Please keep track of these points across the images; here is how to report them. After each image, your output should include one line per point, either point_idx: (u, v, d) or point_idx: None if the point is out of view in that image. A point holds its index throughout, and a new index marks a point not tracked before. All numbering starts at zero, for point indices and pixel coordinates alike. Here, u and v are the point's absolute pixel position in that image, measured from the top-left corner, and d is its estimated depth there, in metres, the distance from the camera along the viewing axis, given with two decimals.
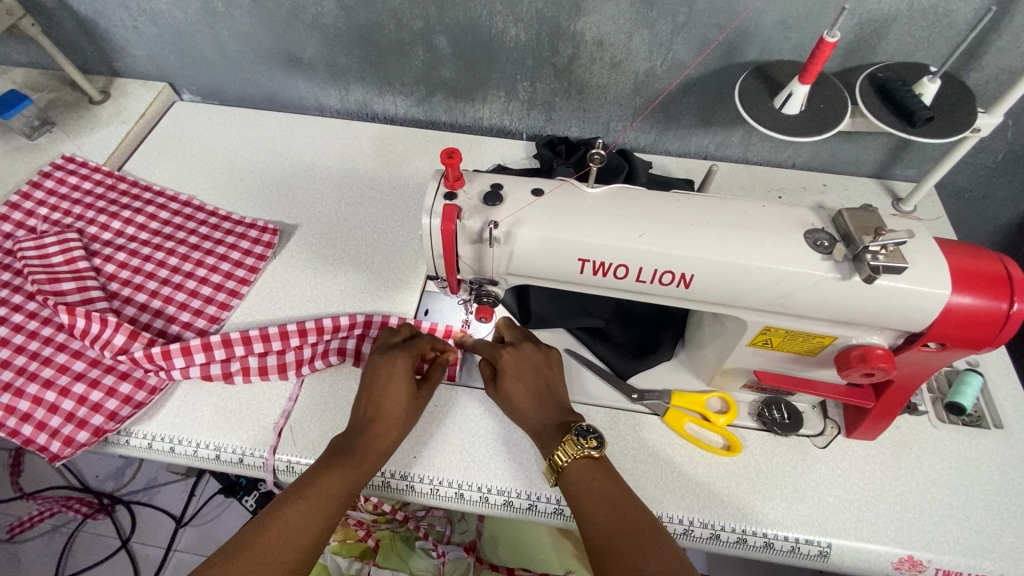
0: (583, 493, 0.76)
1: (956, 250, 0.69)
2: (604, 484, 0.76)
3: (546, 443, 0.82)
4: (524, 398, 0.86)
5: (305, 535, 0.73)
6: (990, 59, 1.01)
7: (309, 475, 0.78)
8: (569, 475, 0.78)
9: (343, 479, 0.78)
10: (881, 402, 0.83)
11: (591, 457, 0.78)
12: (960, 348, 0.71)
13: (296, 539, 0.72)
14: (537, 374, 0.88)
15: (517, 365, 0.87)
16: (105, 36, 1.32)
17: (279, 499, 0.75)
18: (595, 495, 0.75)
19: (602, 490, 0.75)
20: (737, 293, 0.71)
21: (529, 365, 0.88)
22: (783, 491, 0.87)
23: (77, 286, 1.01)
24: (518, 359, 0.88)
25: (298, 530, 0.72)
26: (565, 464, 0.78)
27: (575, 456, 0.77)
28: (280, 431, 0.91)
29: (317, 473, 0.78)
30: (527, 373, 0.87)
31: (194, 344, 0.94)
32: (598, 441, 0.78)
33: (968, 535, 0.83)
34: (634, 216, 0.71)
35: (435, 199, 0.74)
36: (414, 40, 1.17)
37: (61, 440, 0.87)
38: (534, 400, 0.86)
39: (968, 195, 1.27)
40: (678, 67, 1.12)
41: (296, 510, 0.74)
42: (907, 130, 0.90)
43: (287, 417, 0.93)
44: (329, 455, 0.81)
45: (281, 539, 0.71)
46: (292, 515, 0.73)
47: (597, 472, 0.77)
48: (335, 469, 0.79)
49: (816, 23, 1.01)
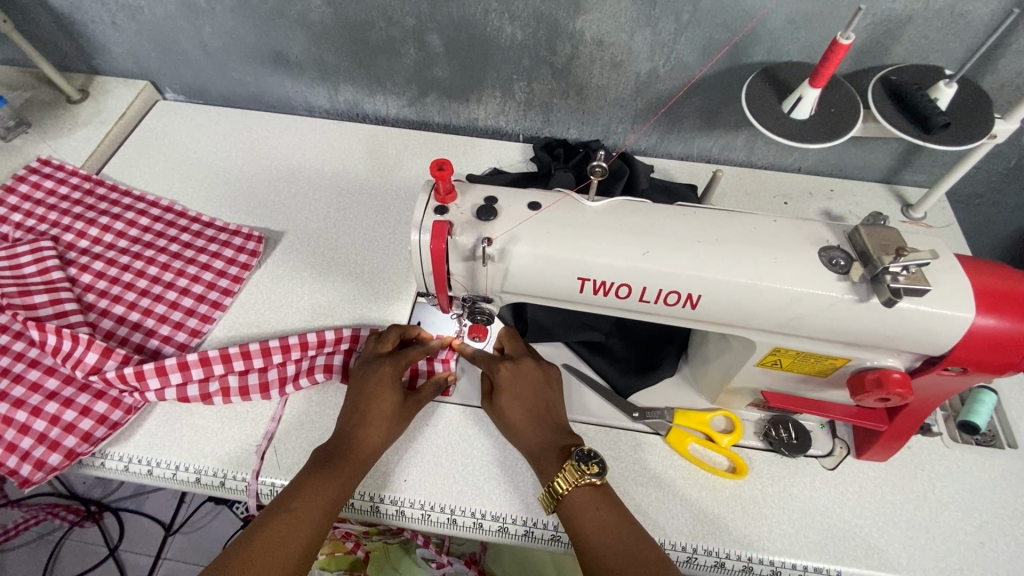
0: (587, 524, 0.72)
1: (979, 269, 0.65)
2: (608, 515, 0.73)
3: (545, 467, 0.78)
4: (522, 417, 0.82)
5: (290, 554, 0.69)
6: (1008, 61, 0.97)
7: (292, 487, 0.74)
8: (569, 505, 0.74)
9: (327, 490, 0.74)
10: (895, 424, 0.79)
11: (592, 484, 0.74)
12: (981, 372, 0.67)
13: (279, 559, 0.68)
14: (536, 391, 0.84)
15: (515, 382, 0.83)
16: (83, 32, 1.26)
17: (261, 516, 0.71)
18: (598, 527, 0.71)
19: (606, 522, 0.72)
20: (746, 314, 0.67)
21: (527, 382, 0.84)
22: (791, 515, 0.83)
23: (51, 298, 0.96)
24: (515, 374, 0.84)
25: (281, 547, 0.68)
26: (565, 492, 0.74)
27: (574, 483, 0.73)
28: (264, 454, 0.86)
29: (299, 484, 0.74)
30: (526, 390, 0.83)
31: (170, 363, 0.89)
32: (599, 467, 0.74)
33: (983, 562, 0.79)
34: (637, 231, 0.67)
35: (424, 213, 0.69)
36: (405, 38, 1.12)
37: (31, 464, 0.83)
38: (533, 420, 0.81)
39: (979, 201, 1.23)
40: (682, 68, 1.07)
41: (280, 527, 0.70)
42: (923, 136, 0.86)
43: (270, 439, 0.88)
44: (312, 465, 0.77)
45: (265, 561, 0.67)
46: (275, 532, 0.69)
47: (599, 500, 0.74)
48: (319, 480, 0.75)
49: (827, 23, 0.96)
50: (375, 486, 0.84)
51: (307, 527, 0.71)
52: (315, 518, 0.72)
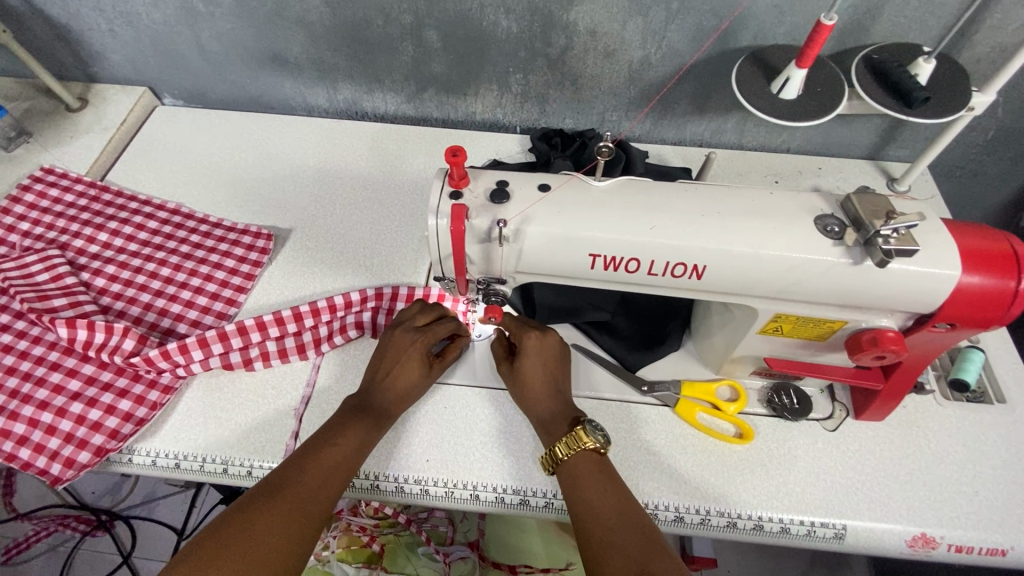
0: (581, 479, 0.75)
1: (963, 230, 0.70)
2: (606, 480, 0.75)
3: (551, 432, 0.82)
4: (538, 383, 0.86)
5: (330, 483, 0.75)
6: (982, 37, 1.02)
7: (327, 430, 0.81)
8: (568, 465, 0.77)
9: (359, 436, 0.81)
10: (891, 383, 0.83)
11: (596, 450, 0.77)
12: (969, 328, 0.72)
13: (322, 486, 0.74)
14: (552, 364, 0.87)
15: (541, 351, 0.87)
16: (80, 40, 1.27)
17: (311, 445, 0.78)
18: (592, 488, 0.74)
19: (600, 484, 0.74)
20: (748, 282, 0.71)
21: (550, 354, 0.88)
22: (796, 475, 0.87)
23: (69, 301, 0.99)
24: (541, 346, 0.87)
25: (324, 477, 0.75)
26: (566, 456, 0.77)
27: (579, 447, 0.77)
28: (301, 417, 0.91)
29: (331, 431, 0.80)
30: (545, 364, 0.87)
31: (211, 335, 0.94)
32: (603, 438, 0.78)
33: (978, 510, 0.84)
34: (644, 208, 0.70)
35: (440, 199, 0.72)
36: (402, 35, 1.15)
37: (61, 462, 0.85)
38: (547, 387, 0.86)
39: (960, 172, 1.28)
40: (674, 55, 1.11)
41: (319, 463, 0.76)
42: (904, 111, 0.90)
43: (307, 402, 0.93)
44: (343, 414, 0.83)
45: (312, 488, 0.73)
46: (317, 468, 0.75)
47: (595, 464, 0.77)
48: (354, 425, 0.82)
49: (810, 6, 1.00)
50: (401, 467, 0.87)
51: (343, 465, 0.78)
52: (352, 454, 0.79)
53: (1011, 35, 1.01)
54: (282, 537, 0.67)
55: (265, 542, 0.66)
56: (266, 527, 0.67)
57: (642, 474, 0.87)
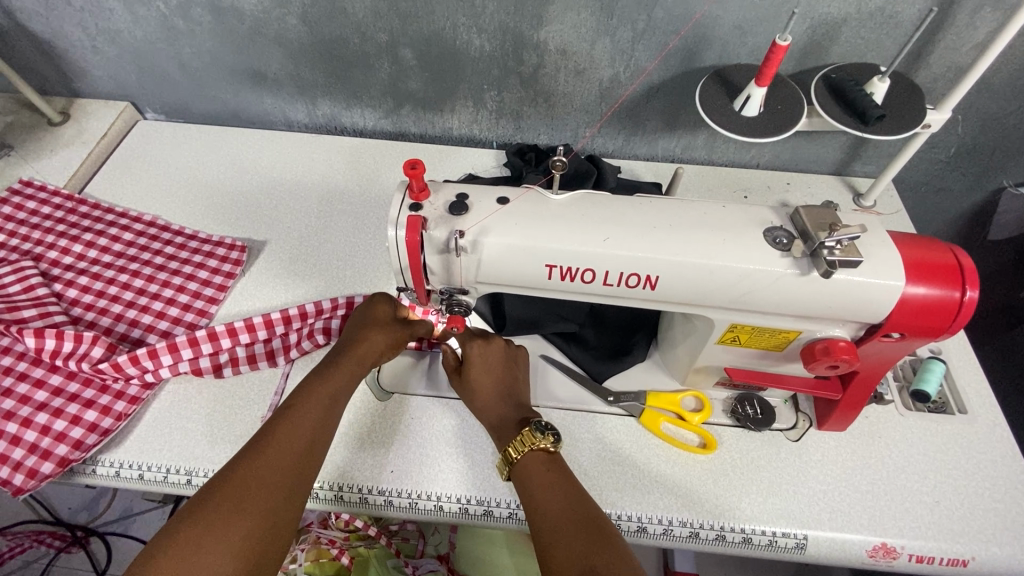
0: (534, 480, 0.75)
1: (909, 242, 0.72)
2: (556, 477, 0.75)
3: (503, 436, 0.83)
4: (487, 390, 0.87)
5: (295, 466, 0.72)
6: (937, 57, 1.06)
7: (295, 393, 0.80)
8: (520, 467, 0.77)
9: (322, 398, 0.80)
10: (849, 393, 0.85)
11: (546, 450, 0.78)
12: (918, 337, 0.73)
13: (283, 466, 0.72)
14: (500, 370, 0.89)
15: (485, 359, 0.88)
16: (63, 56, 1.29)
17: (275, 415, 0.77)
18: (545, 487, 0.74)
19: (553, 483, 0.74)
20: (702, 292, 0.73)
21: (497, 360, 0.89)
22: (760, 486, 0.88)
23: (39, 312, 0.99)
24: (485, 353, 0.88)
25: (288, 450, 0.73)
26: (518, 458, 0.77)
27: (530, 448, 0.77)
28: None
29: (296, 397, 0.79)
30: (495, 369, 0.88)
31: (181, 340, 0.95)
32: (555, 437, 0.78)
33: (938, 519, 0.85)
34: (599, 220, 0.72)
35: (400, 211, 0.74)
36: (378, 53, 1.17)
37: (24, 473, 0.85)
38: (496, 393, 0.87)
39: (926, 188, 1.32)
40: (642, 73, 1.14)
41: (280, 440, 0.74)
42: (861, 128, 0.93)
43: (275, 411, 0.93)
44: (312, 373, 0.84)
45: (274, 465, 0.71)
46: (277, 445, 0.73)
47: (548, 465, 0.77)
48: (318, 385, 0.81)
49: (771, 27, 1.04)
50: (365, 478, 0.87)
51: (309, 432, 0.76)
52: (303, 435, 0.75)
53: (965, 56, 1.05)
54: (251, 515, 0.66)
55: (220, 543, 0.63)
56: (224, 523, 0.65)
57: (604, 484, 0.88)
